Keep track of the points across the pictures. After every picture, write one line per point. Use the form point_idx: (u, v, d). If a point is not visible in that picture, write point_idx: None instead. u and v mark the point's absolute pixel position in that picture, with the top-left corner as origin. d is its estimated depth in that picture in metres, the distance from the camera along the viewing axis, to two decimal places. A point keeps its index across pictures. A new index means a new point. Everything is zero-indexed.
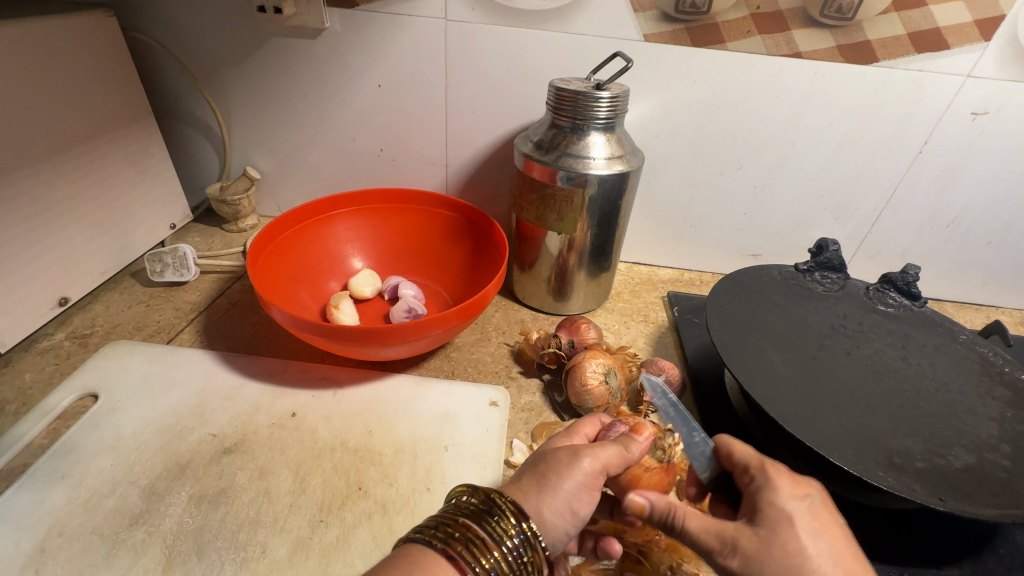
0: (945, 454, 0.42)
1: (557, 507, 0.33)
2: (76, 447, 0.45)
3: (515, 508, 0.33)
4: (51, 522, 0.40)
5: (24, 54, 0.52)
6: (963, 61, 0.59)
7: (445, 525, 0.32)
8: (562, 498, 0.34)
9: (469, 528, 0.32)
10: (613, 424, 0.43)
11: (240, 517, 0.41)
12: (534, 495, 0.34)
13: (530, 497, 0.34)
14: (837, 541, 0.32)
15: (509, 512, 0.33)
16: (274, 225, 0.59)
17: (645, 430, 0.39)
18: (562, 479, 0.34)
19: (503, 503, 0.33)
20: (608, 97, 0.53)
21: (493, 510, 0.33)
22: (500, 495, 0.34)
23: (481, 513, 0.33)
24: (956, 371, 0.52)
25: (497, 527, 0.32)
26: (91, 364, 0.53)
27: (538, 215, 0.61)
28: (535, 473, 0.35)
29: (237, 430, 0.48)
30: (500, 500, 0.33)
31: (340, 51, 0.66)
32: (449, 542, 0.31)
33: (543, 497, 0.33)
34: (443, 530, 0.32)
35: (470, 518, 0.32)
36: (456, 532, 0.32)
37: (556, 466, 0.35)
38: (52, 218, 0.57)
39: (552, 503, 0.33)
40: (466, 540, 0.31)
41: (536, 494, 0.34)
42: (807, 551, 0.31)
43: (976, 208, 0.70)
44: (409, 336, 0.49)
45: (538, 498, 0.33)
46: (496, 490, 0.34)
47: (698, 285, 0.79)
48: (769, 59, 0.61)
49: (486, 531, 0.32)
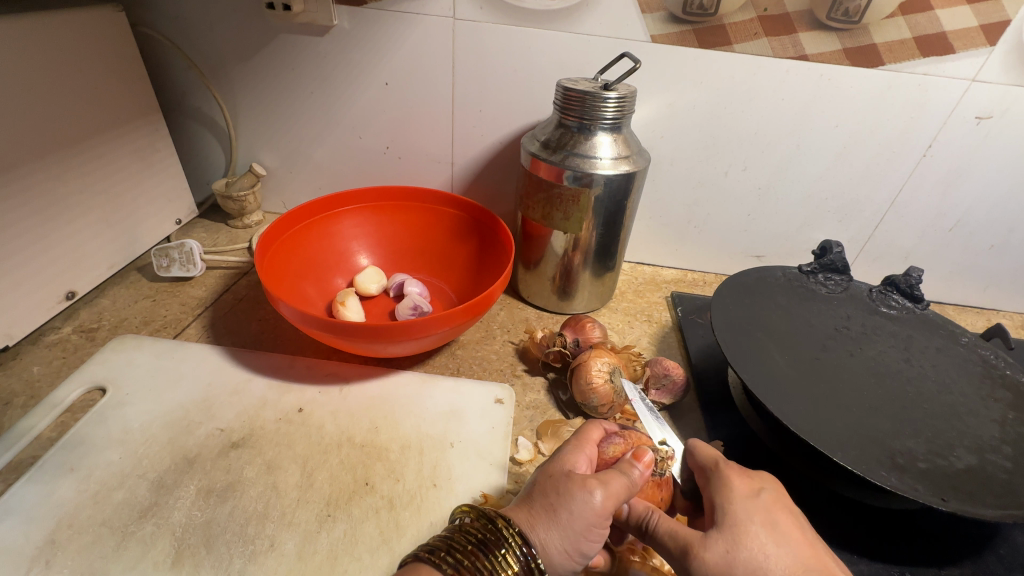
0: (948, 455, 0.43)
1: (565, 543, 0.33)
2: (85, 440, 0.45)
3: (520, 539, 0.33)
4: (60, 514, 0.40)
5: (34, 48, 0.52)
6: (968, 65, 0.59)
7: (453, 551, 0.33)
8: (571, 533, 0.33)
9: (474, 557, 0.32)
10: (611, 436, 0.43)
11: (248, 511, 0.41)
12: (544, 528, 0.33)
13: (539, 529, 0.33)
14: (794, 534, 0.34)
15: (515, 542, 0.33)
16: (281, 222, 0.59)
17: (645, 456, 0.38)
18: (572, 513, 0.34)
19: (511, 533, 0.33)
20: (615, 97, 0.53)
21: (499, 540, 0.33)
22: (506, 524, 0.34)
23: (488, 542, 0.33)
24: (958, 373, 0.52)
25: (502, 559, 0.32)
26: (99, 358, 0.53)
27: (544, 215, 0.62)
28: (545, 503, 0.35)
29: (244, 425, 0.48)
30: (507, 530, 0.33)
31: (348, 48, 0.66)
32: (457, 569, 0.32)
33: (553, 531, 0.33)
34: (452, 556, 0.33)
35: (477, 546, 0.33)
36: (464, 559, 0.32)
37: (566, 498, 0.34)
38: (60, 212, 0.57)
39: (561, 538, 0.33)
40: (473, 569, 0.32)
41: (544, 527, 0.33)
42: (767, 548, 0.33)
43: (979, 212, 0.71)
44: (416, 333, 0.49)
45: (546, 532, 0.33)
46: (503, 518, 0.34)
47: (701, 285, 0.80)
48: (775, 61, 0.61)
49: (492, 561, 0.32)
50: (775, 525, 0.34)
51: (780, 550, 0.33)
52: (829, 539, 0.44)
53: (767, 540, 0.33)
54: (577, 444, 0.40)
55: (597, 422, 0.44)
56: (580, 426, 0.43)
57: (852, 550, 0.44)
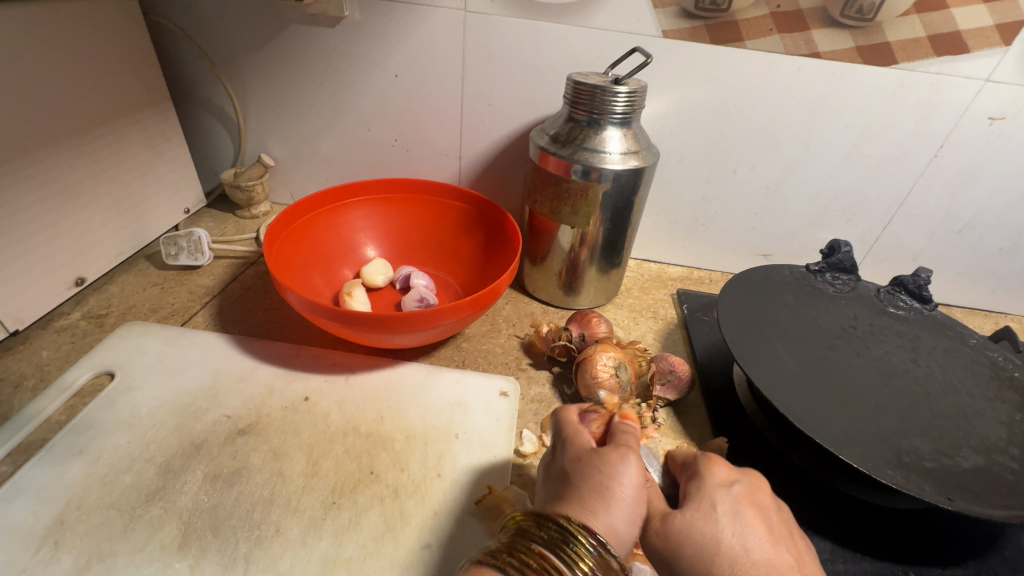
0: (954, 454, 0.43)
1: (628, 514, 0.33)
2: (93, 424, 0.46)
3: (586, 530, 0.31)
4: (69, 496, 0.40)
5: (48, 35, 0.52)
6: (982, 65, 0.59)
7: (517, 552, 0.31)
8: (628, 503, 0.33)
9: (544, 558, 0.30)
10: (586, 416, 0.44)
11: (254, 496, 0.42)
12: (602, 509, 0.33)
13: (599, 511, 0.33)
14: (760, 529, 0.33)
15: (583, 537, 0.31)
16: (289, 212, 0.59)
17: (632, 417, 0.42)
18: (622, 483, 0.34)
19: (577, 529, 0.31)
20: (626, 92, 0.53)
21: (568, 538, 0.31)
22: (571, 522, 0.32)
23: (555, 541, 0.31)
24: (966, 374, 0.52)
25: (574, 557, 0.30)
26: (108, 344, 0.53)
27: (551, 209, 0.62)
28: (592, 488, 0.34)
29: (251, 412, 0.48)
30: (574, 526, 0.32)
31: (359, 40, 0.66)
32: (524, 573, 0.30)
33: (613, 509, 0.33)
34: (517, 559, 0.31)
35: (543, 546, 0.31)
36: (530, 560, 0.30)
37: (612, 474, 0.34)
38: (71, 199, 0.57)
39: (622, 510, 0.33)
40: (541, 572, 0.30)
41: (604, 506, 0.33)
42: (720, 533, 0.33)
43: (989, 214, 0.70)
44: (423, 324, 0.49)
45: (608, 511, 0.33)
46: (565, 516, 0.33)
47: (707, 283, 0.79)
48: (787, 58, 0.61)
49: (562, 559, 0.30)
50: (740, 521, 0.33)
51: (736, 539, 0.32)
52: (833, 537, 0.44)
53: (720, 530, 0.33)
54: (575, 426, 0.40)
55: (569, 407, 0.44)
56: (552, 416, 0.43)
57: (856, 548, 0.44)
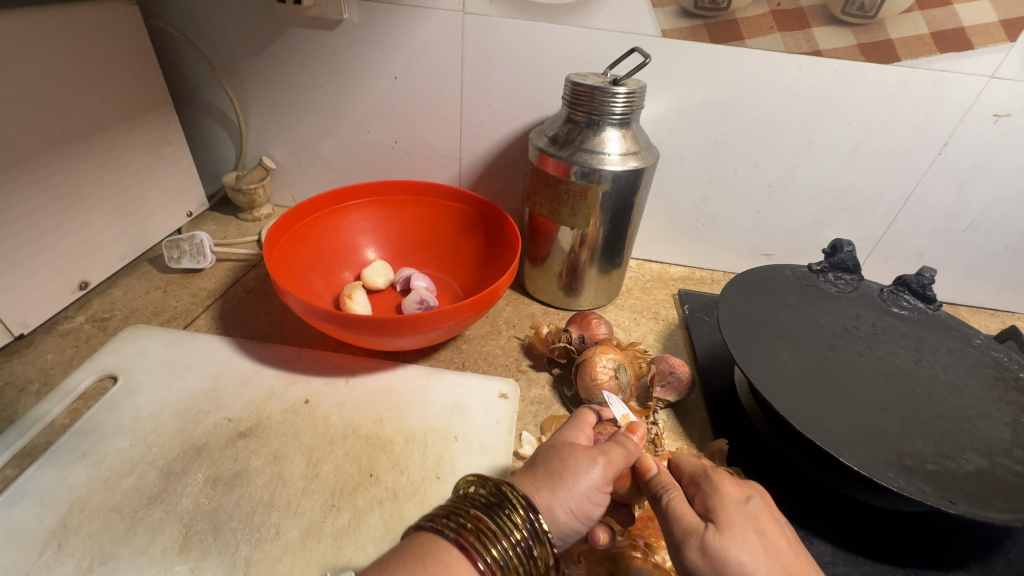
0: (957, 457, 0.42)
1: (570, 505, 0.34)
2: (96, 427, 0.46)
3: (525, 502, 0.33)
4: (72, 499, 0.41)
5: (49, 41, 0.53)
6: (986, 62, 0.58)
7: (456, 515, 0.32)
8: (575, 497, 0.34)
9: (480, 519, 0.32)
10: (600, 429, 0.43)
11: (254, 499, 0.42)
12: (548, 493, 0.34)
13: (544, 493, 0.34)
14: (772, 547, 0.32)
15: (521, 505, 0.33)
16: (289, 215, 0.59)
17: (638, 429, 0.40)
18: (577, 478, 0.35)
19: (515, 496, 0.33)
20: (625, 92, 0.53)
21: (504, 502, 0.33)
22: (510, 488, 0.34)
23: (492, 505, 0.33)
24: (970, 375, 0.51)
25: (507, 520, 0.32)
26: (111, 347, 0.54)
27: (551, 210, 0.62)
28: (549, 471, 0.35)
29: (252, 415, 0.49)
30: (512, 493, 0.33)
31: (358, 42, 0.66)
32: (461, 531, 0.31)
33: (558, 495, 0.34)
34: (454, 521, 0.32)
35: (481, 509, 0.33)
36: (467, 521, 0.32)
37: (571, 465, 0.35)
38: (74, 204, 0.58)
39: (567, 501, 0.34)
40: (477, 531, 0.31)
41: (550, 491, 0.34)
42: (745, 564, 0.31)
43: (995, 212, 0.69)
44: (422, 327, 0.49)
45: (552, 495, 0.34)
46: (507, 483, 0.34)
47: (709, 283, 0.79)
48: (788, 57, 0.60)
49: (497, 522, 0.32)
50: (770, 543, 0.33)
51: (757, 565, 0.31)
52: (834, 540, 0.44)
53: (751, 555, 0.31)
54: (577, 423, 0.41)
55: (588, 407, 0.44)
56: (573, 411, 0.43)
57: (857, 551, 0.43)
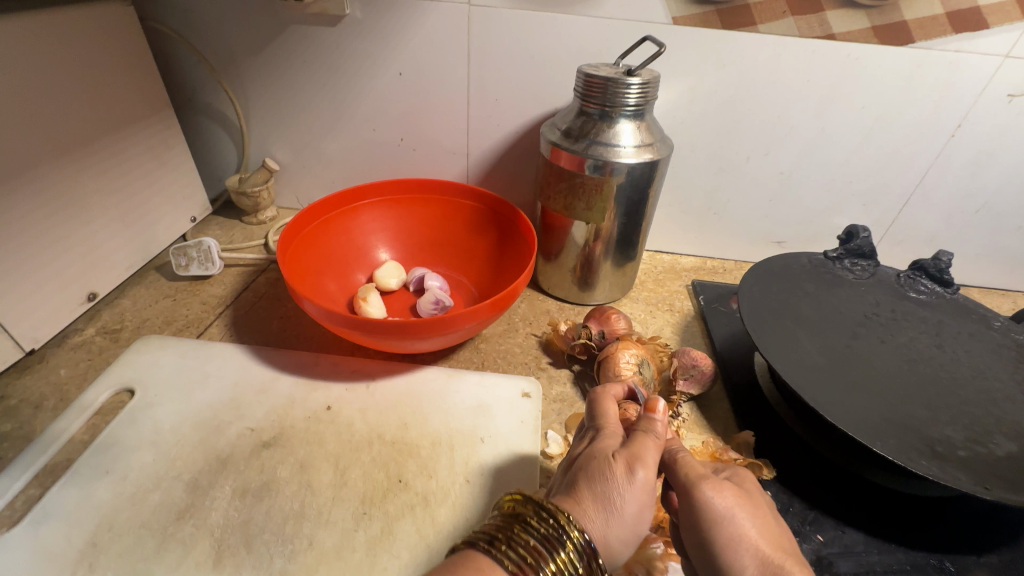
0: (987, 442, 0.42)
1: (623, 530, 0.32)
2: (117, 442, 0.45)
3: (585, 541, 0.31)
4: (99, 517, 0.40)
5: (46, 48, 0.51)
6: (1001, 41, 0.57)
7: (515, 545, 0.30)
8: (627, 520, 0.32)
9: (539, 558, 0.30)
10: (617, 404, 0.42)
11: (285, 510, 0.41)
12: (598, 516, 0.32)
13: (596, 520, 0.32)
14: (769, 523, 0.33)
15: (580, 545, 0.31)
16: (300, 218, 0.58)
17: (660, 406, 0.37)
18: (624, 500, 0.33)
19: (574, 530, 0.31)
20: (639, 83, 0.52)
21: (564, 540, 0.31)
22: (570, 519, 0.32)
23: (552, 540, 0.31)
24: (992, 358, 0.51)
25: (566, 557, 0.30)
26: (125, 359, 0.53)
27: (565, 205, 0.61)
28: (594, 490, 0.33)
29: (275, 424, 0.48)
30: (572, 529, 0.31)
31: (361, 38, 0.65)
32: (520, 567, 0.29)
33: (608, 518, 0.32)
34: (516, 552, 0.30)
35: (541, 543, 0.31)
36: (529, 556, 0.30)
37: (615, 487, 0.33)
38: (78, 214, 0.56)
39: (616, 524, 0.32)
40: (538, 568, 0.29)
41: (601, 516, 0.32)
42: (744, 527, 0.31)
43: (1007, 193, 0.69)
44: (444, 329, 0.48)
45: (604, 521, 0.32)
46: (565, 513, 0.32)
47: (721, 273, 0.78)
48: (801, 42, 0.59)
49: (557, 558, 0.30)
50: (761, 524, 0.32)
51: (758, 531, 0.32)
52: (865, 528, 0.44)
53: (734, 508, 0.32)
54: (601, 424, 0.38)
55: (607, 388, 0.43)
56: (590, 396, 0.42)
57: (889, 539, 0.43)
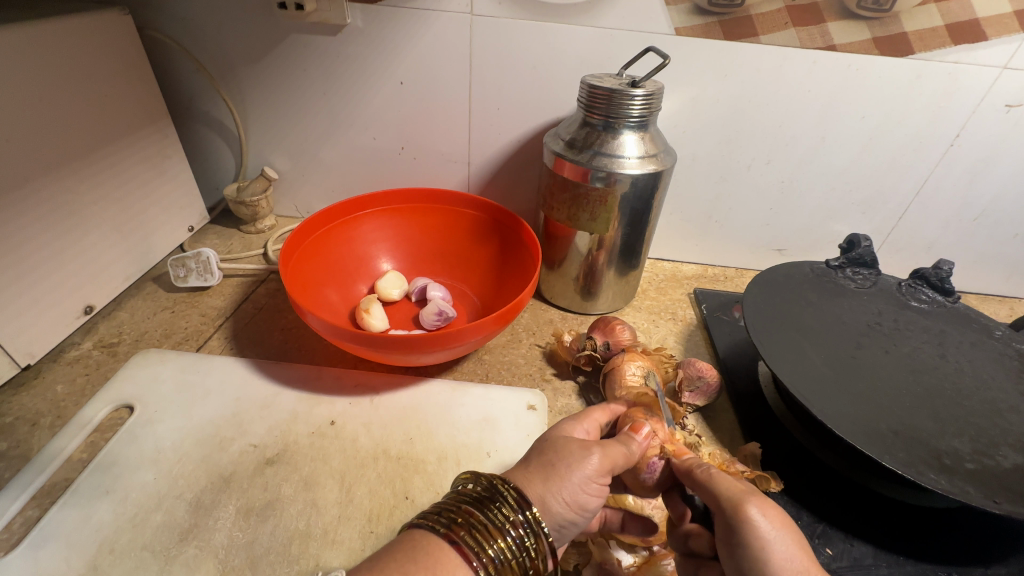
0: (993, 454, 0.42)
1: (566, 498, 0.34)
2: (117, 461, 0.45)
3: (516, 494, 0.34)
4: (99, 539, 0.39)
5: (42, 58, 0.50)
6: (1000, 53, 0.58)
7: (447, 511, 0.33)
8: (570, 487, 0.35)
9: (472, 514, 0.33)
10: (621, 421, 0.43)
11: (290, 529, 0.41)
12: (541, 482, 0.35)
13: (536, 484, 0.35)
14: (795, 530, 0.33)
15: (512, 500, 0.33)
16: (301, 229, 0.58)
17: (642, 429, 0.40)
18: (571, 470, 0.35)
19: (506, 490, 0.34)
20: (643, 94, 0.52)
21: (496, 498, 0.34)
22: (503, 482, 0.35)
23: (484, 500, 0.34)
24: (995, 368, 0.52)
25: (498, 514, 0.33)
26: (123, 375, 0.52)
27: (569, 215, 0.61)
28: (542, 461, 0.36)
29: (278, 440, 0.47)
30: (503, 487, 0.34)
31: (362, 47, 0.64)
32: (452, 527, 0.32)
33: (549, 484, 0.34)
34: (446, 516, 0.33)
35: (472, 505, 0.33)
36: (458, 517, 0.32)
37: (564, 457, 0.36)
38: (76, 226, 0.55)
39: (561, 492, 0.34)
40: (468, 525, 0.32)
41: (543, 482, 0.35)
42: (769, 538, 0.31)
43: (1004, 201, 0.70)
44: (449, 342, 0.48)
45: (545, 487, 0.34)
46: (499, 478, 0.35)
47: (723, 280, 0.79)
48: (803, 52, 0.60)
49: (488, 516, 0.33)
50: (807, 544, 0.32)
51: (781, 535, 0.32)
52: (874, 541, 0.44)
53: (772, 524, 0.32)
54: (576, 418, 0.41)
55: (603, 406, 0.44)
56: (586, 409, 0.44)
57: (898, 551, 0.43)
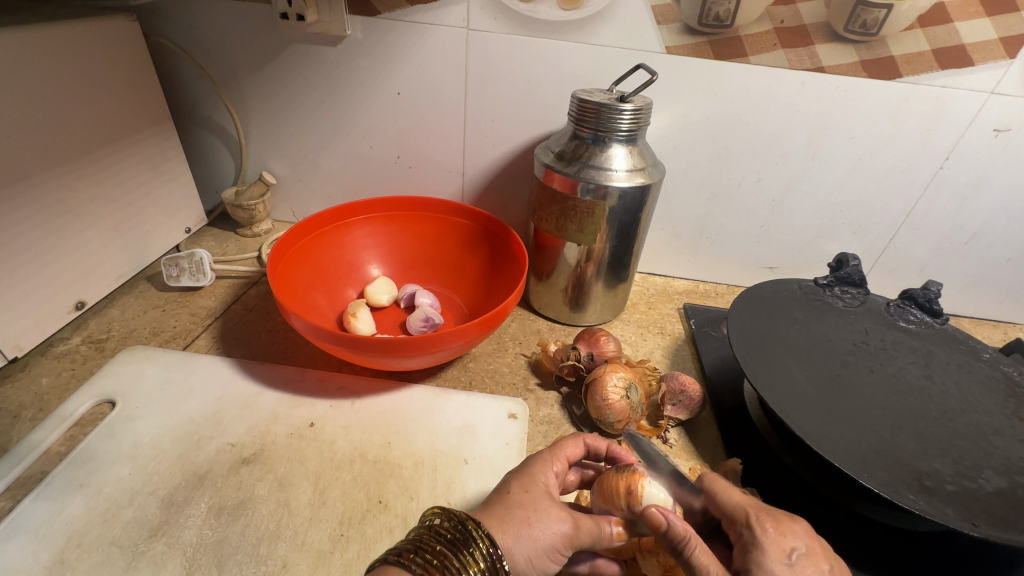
0: (976, 477, 0.42)
1: (530, 554, 0.33)
2: (94, 455, 0.45)
3: (488, 539, 0.33)
4: (69, 533, 0.39)
5: (48, 57, 0.52)
6: (987, 78, 0.59)
7: (422, 551, 0.32)
8: (537, 545, 0.34)
9: (445, 556, 0.32)
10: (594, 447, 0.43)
11: (260, 530, 0.40)
12: (512, 535, 0.34)
13: (507, 536, 0.33)
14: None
15: (483, 543, 0.32)
16: (291, 234, 0.58)
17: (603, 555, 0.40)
18: (543, 529, 0.34)
19: (479, 534, 0.33)
20: (631, 109, 0.53)
21: (468, 540, 0.33)
22: (476, 525, 0.33)
23: (457, 543, 0.33)
24: (980, 390, 0.51)
25: (470, 558, 0.32)
26: (108, 370, 0.52)
27: (557, 226, 0.61)
28: (516, 513, 0.35)
29: (256, 439, 0.47)
30: (477, 531, 0.33)
31: (360, 58, 0.66)
32: (426, 568, 0.31)
33: (522, 540, 0.33)
34: (421, 556, 0.32)
35: (446, 546, 0.33)
36: (433, 558, 0.32)
37: (543, 517, 0.35)
38: (73, 223, 0.57)
39: (526, 551, 0.33)
40: (441, 567, 0.31)
41: (515, 534, 0.34)
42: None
43: (995, 226, 0.70)
44: (430, 347, 0.48)
45: (515, 539, 0.33)
46: (472, 519, 0.34)
47: (713, 297, 0.79)
48: (791, 73, 0.60)
49: (461, 560, 0.32)
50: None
51: None
52: (854, 562, 0.43)
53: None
54: (547, 459, 0.40)
55: (577, 436, 0.43)
56: (560, 438, 0.43)
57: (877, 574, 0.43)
